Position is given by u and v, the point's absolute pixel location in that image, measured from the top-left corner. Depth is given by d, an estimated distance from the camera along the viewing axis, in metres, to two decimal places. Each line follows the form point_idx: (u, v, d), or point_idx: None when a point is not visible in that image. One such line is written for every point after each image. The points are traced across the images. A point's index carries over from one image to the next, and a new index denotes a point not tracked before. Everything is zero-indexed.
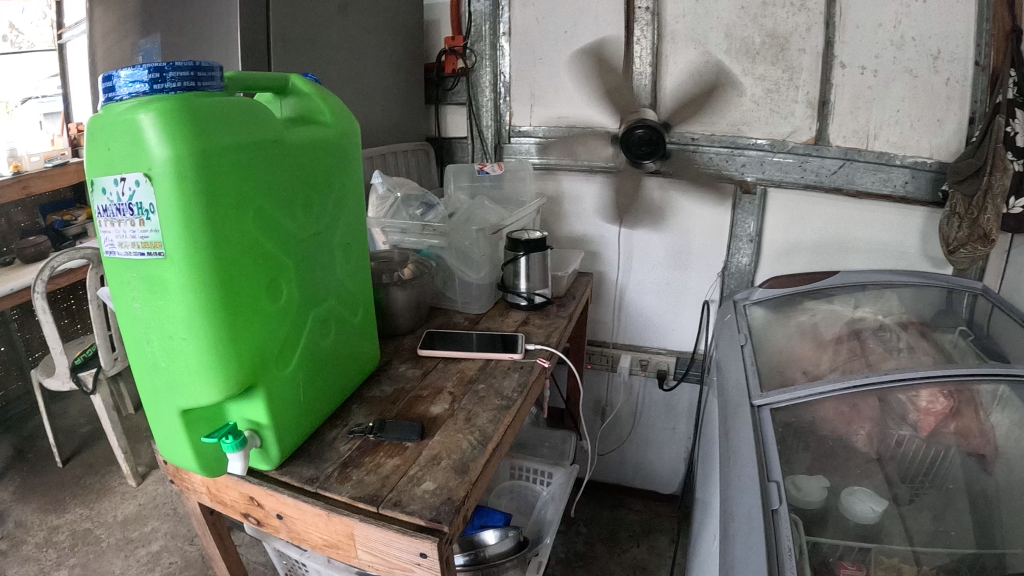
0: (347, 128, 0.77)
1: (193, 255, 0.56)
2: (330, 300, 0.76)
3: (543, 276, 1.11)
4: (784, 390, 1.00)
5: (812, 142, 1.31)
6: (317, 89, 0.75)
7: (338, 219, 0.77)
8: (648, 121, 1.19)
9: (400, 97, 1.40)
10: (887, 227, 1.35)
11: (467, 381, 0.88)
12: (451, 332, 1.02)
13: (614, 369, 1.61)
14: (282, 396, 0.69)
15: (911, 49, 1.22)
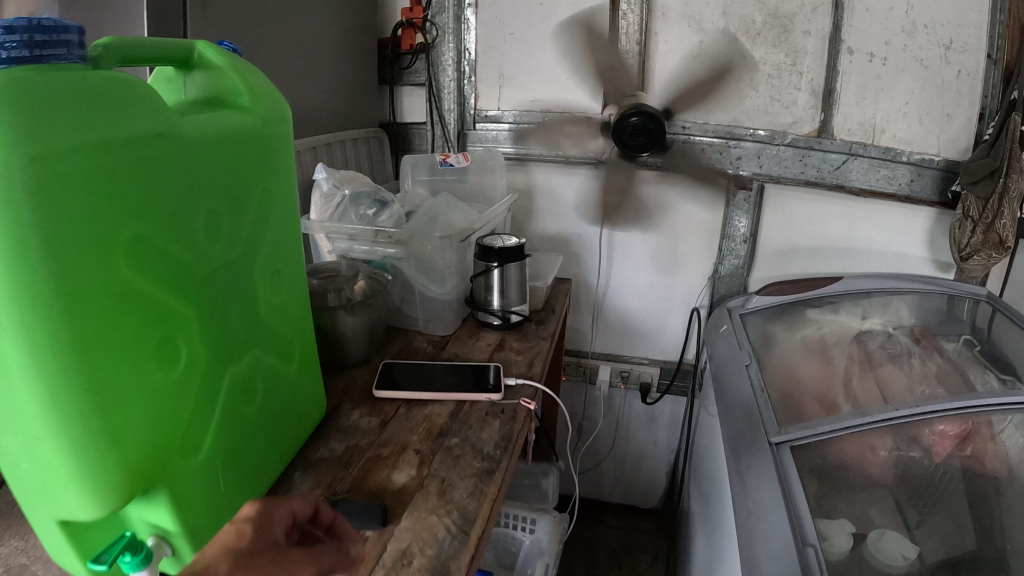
0: (274, 114, 0.57)
1: (36, 319, 0.36)
2: (255, 345, 0.57)
3: (520, 289, 0.94)
4: (804, 426, 0.86)
5: (814, 134, 1.18)
6: (231, 61, 0.55)
7: (263, 235, 0.57)
8: (647, 107, 1.00)
9: (347, 76, 1.20)
10: (889, 229, 1.24)
11: (436, 435, 0.70)
12: (411, 363, 0.84)
13: (592, 382, 1.46)
14: (196, 488, 0.50)
15: (922, 35, 1.12)
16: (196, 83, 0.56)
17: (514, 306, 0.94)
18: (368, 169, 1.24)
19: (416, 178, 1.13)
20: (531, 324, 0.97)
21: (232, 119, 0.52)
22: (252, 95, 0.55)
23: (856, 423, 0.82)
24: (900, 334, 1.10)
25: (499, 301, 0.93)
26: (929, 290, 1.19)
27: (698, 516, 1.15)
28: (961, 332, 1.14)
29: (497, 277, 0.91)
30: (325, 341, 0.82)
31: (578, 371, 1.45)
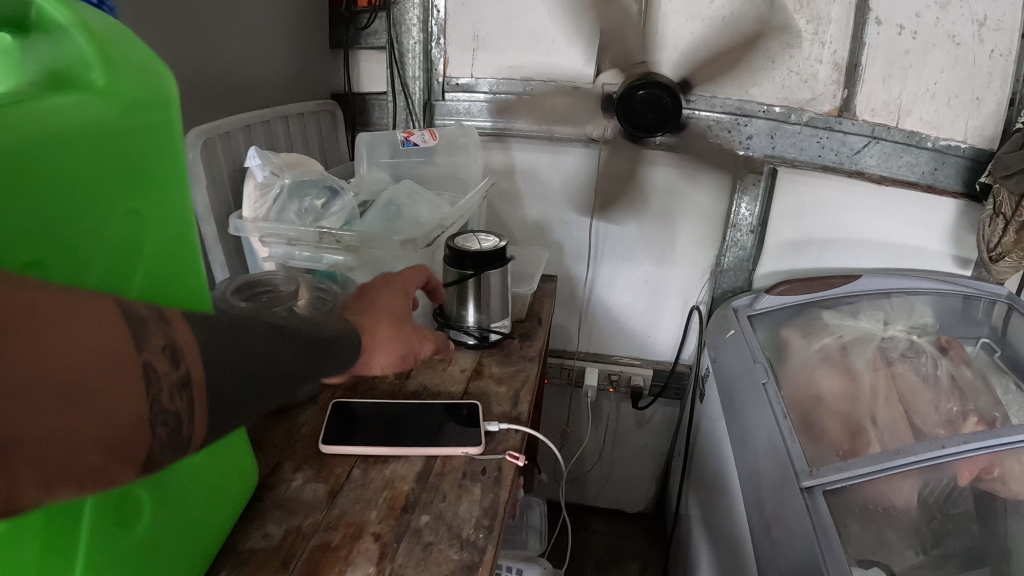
0: (148, 98, 0.40)
1: None
2: None
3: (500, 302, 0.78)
4: (839, 467, 0.73)
5: (835, 113, 1.04)
6: (80, 18, 0.37)
7: (136, 277, 0.40)
8: (657, 78, 0.88)
9: (289, 36, 1.01)
10: (908, 221, 1.11)
11: (400, 513, 0.56)
12: (372, 406, 0.69)
13: (580, 386, 1.34)
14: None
15: (956, 9, 0.96)
16: (31, 46, 0.38)
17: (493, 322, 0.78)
18: (320, 148, 1.07)
19: (373, 161, 0.96)
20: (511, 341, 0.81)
21: (76, 108, 0.35)
22: (110, 69, 0.37)
23: (892, 463, 0.72)
24: (925, 343, 0.99)
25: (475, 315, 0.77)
26: (949, 290, 1.04)
27: (701, 534, 1.07)
28: (978, 336, 1.01)
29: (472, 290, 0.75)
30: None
31: (563, 373, 1.33)
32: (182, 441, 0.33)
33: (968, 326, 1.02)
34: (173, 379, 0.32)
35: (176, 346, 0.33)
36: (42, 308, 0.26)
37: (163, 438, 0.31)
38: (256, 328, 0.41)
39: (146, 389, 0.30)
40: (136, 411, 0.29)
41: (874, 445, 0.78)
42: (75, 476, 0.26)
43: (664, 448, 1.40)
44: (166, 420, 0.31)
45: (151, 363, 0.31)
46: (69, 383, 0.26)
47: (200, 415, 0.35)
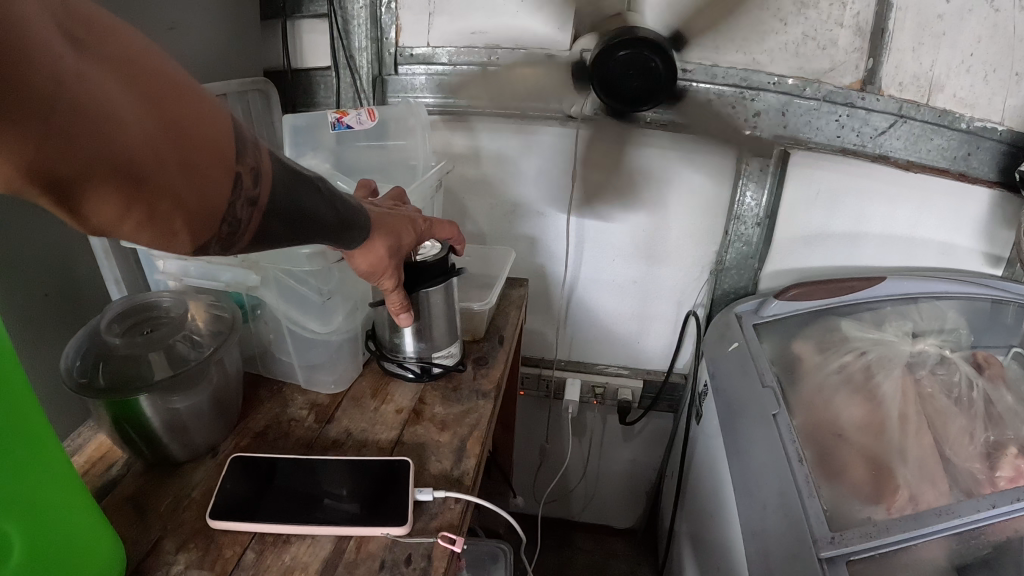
0: None
1: None
2: None
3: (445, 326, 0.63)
4: (870, 532, 0.58)
5: (857, 87, 0.87)
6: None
7: None
8: (643, 34, 0.71)
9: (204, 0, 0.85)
10: (937, 213, 0.95)
11: None
12: (277, 463, 0.55)
13: (559, 398, 1.19)
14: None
15: None
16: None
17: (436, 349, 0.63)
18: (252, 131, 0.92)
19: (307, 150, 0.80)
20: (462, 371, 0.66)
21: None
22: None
23: (928, 527, 0.58)
24: (958, 358, 0.84)
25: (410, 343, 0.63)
26: (977, 292, 0.89)
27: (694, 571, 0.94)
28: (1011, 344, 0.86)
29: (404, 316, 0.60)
30: (144, 437, 0.55)
31: (541, 385, 1.18)
32: (230, 242, 0.40)
33: (998, 333, 0.88)
34: (247, 189, 0.40)
35: (260, 171, 0.41)
36: (164, 84, 0.35)
37: (221, 230, 0.39)
38: (329, 200, 0.47)
39: (232, 188, 0.38)
40: (216, 196, 0.38)
41: (902, 495, 0.64)
42: (154, 214, 0.34)
43: (655, 463, 1.26)
44: (230, 220, 0.39)
45: (239, 172, 0.39)
46: (169, 138, 0.34)
47: (248, 231, 0.41)
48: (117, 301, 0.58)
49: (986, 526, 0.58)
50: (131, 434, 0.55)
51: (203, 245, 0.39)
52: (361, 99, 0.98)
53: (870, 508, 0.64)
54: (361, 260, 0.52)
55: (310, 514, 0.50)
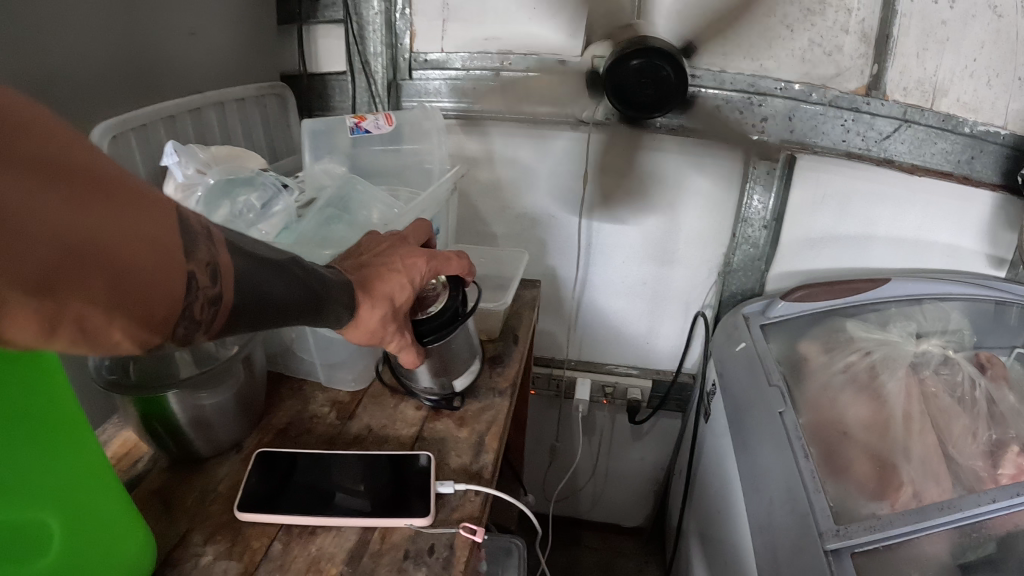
0: None
1: None
2: None
3: (461, 363, 0.62)
4: (873, 525, 0.60)
5: (863, 92, 0.89)
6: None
7: None
8: (654, 44, 0.73)
9: (223, 8, 0.87)
10: (941, 216, 0.97)
11: None
12: (302, 458, 0.57)
13: (569, 398, 1.21)
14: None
15: None
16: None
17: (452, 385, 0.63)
18: (270, 136, 0.94)
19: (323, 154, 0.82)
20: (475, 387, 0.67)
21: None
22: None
23: (929, 521, 0.59)
24: (962, 359, 0.85)
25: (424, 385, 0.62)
26: (981, 294, 0.91)
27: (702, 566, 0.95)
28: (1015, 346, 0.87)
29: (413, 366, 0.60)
30: (171, 433, 0.57)
31: (551, 385, 1.20)
32: (185, 340, 0.38)
33: (1001, 335, 0.89)
34: (206, 290, 0.37)
35: (219, 267, 0.38)
36: (103, 193, 0.32)
37: (174, 333, 0.36)
38: (299, 276, 0.45)
39: (184, 291, 0.36)
40: (168, 307, 0.35)
41: (906, 491, 0.65)
42: (101, 340, 0.32)
43: (662, 463, 1.28)
44: (187, 323, 0.37)
45: (196, 273, 0.36)
46: (104, 251, 0.31)
47: (209, 328, 0.39)
48: None
49: (986, 521, 0.59)
50: (158, 429, 0.57)
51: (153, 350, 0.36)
52: (376, 104, 1.00)
53: (874, 502, 0.65)
54: (353, 330, 0.52)
55: (335, 506, 0.52)
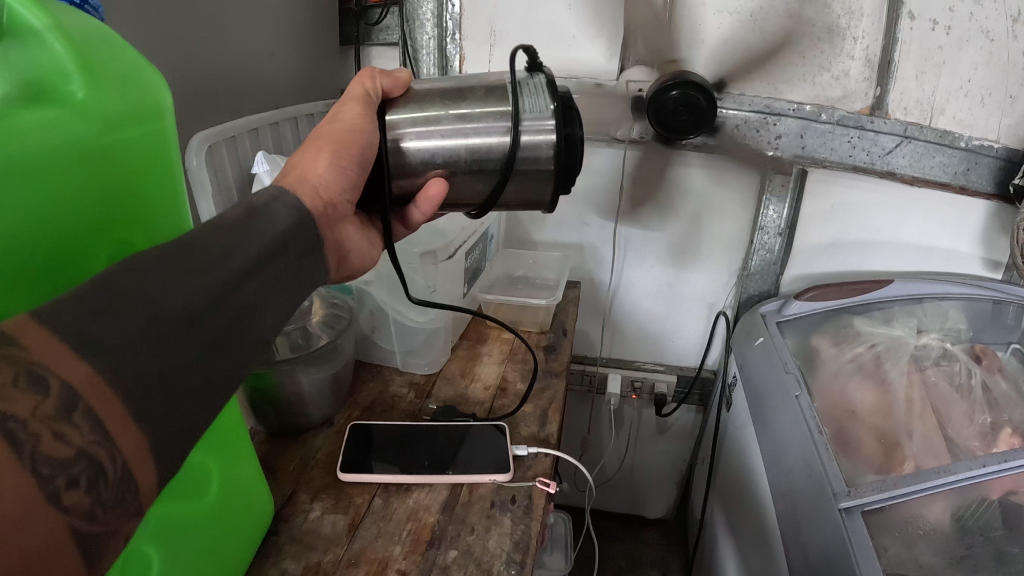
0: (135, 103, 0.41)
1: None
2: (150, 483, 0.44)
3: (459, 80, 0.61)
4: (881, 486, 0.70)
5: (866, 111, 0.99)
6: (55, 20, 0.37)
7: None
8: (691, 78, 0.85)
9: (293, 36, 0.97)
10: (940, 224, 1.07)
11: (425, 547, 0.56)
12: (393, 428, 0.70)
13: (601, 393, 1.31)
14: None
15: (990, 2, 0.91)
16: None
17: (494, 100, 0.58)
18: None
19: None
20: (556, 89, 0.59)
21: (43, 131, 0.35)
22: (91, 81, 0.38)
23: (929, 484, 0.69)
24: (958, 351, 0.95)
25: (471, 115, 0.57)
26: (979, 295, 1.00)
27: (727, 544, 1.04)
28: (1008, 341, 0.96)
29: (437, 123, 0.58)
30: (275, 406, 0.67)
31: (583, 380, 1.30)
32: (125, 475, 0.28)
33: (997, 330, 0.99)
34: (47, 410, 0.26)
35: (35, 366, 0.26)
36: None
37: (84, 500, 0.27)
38: (175, 250, 0.34)
39: (15, 452, 0.25)
40: (21, 495, 0.24)
41: (909, 464, 0.74)
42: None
43: (684, 455, 1.37)
44: (73, 476, 0.26)
45: (7, 411, 0.25)
46: None
47: (126, 436, 0.28)
48: None
49: (978, 486, 0.68)
50: (264, 404, 0.67)
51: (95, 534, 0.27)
52: None
53: (882, 472, 0.74)
54: (315, 165, 0.51)
55: (427, 468, 0.63)
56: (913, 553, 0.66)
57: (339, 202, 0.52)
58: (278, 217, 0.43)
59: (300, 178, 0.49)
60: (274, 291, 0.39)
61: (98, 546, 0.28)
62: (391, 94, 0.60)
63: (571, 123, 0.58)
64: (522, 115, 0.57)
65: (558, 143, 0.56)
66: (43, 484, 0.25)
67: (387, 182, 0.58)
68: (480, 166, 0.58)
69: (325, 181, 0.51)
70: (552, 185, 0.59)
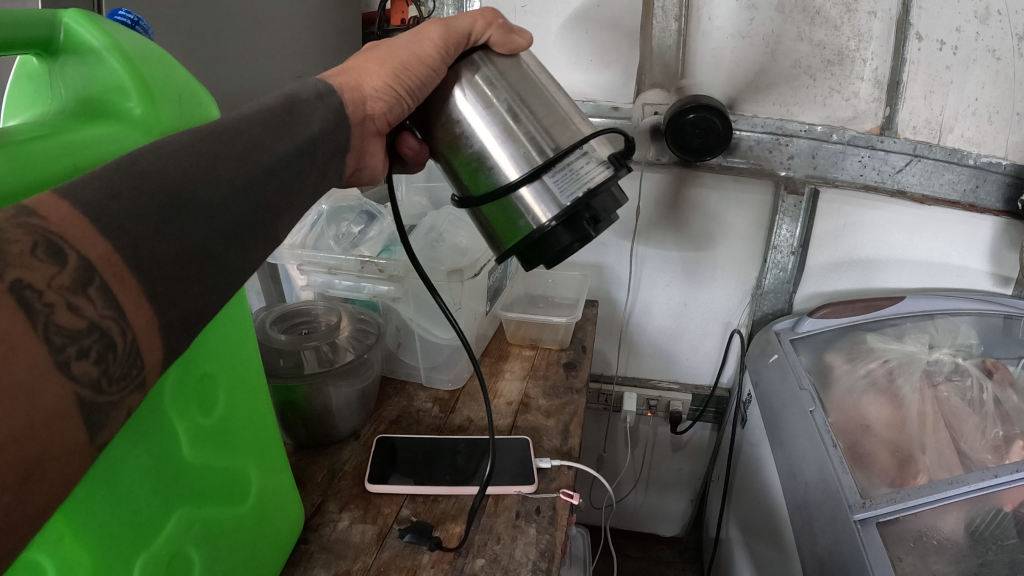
0: (187, 120, 0.44)
1: None
2: (200, 483, 0.46)
3: (549, 91, 0.55)
4: (893, 497, 0.72)
5: (876, 132, 1.01)
6: (113, 41, 0.41)
7: (215, 327, 0.47)
8: (706, 102, 0.88)
9: (321, 62, 1.01)
10: (951, 241, 1.09)
11: (452, 557, 0.57)
12: (418, 440, 0.72)
13: (617, 411, 1.32)
14: (96, 499, 0.36)
15: (996, 23, 0.94)
16: (66, 73, 0.42)
17: (555, 139, 0.53)
18: None
19: (410, 184, 0.95)
20: (604, 190, 0.53)
21: (105, 145, 0.38)
22: (147, 98, 0.41)
23: (941, 496, 0.70)
24: (970, 365, 0.96)
25: (517, 131, 0.53)
26: (989, 310, 1.02)
27: (744, 559, 1.05)
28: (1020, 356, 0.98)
29: (484, 108, 0.54)
30: (305, 419, 0.69)
31: (600, 399, 1.32)
32: (133, 350, 0.29)
33: (1010, 345, 1.00)
34: (64, 282, 0.26)
35: (53, 236, 0.26)
36: None
37: (93, 372, 0.27)
38: (197, 143, 0.35)
39: (31, 327, 0.25)
40: (29, 360, 0.24)
41: (921, 477, 0.76)
42: (12, 469, 0.23)
43: (699, 472, 1.38)
44: (84, 347, 0.26)
45: (23, 278, 0.25)
46: None
47: (138, 315, 0.29)
48: (278, 307, 0.73)
49: (989, 497, 0.70)
50: (293, 417, 0.69)
51: (100, 407, 0.27)
52: None
53: (895, 486, 0.76)
54: (370, 79, 0.53)
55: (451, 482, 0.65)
56: (926, 563, 0.68)
57: (379, 119, 0.55)
58: (301, 133, 0.43)
59: (348, 85, 0.52)
60: (280, 214, 0.39)
61: (104, 420, 0.28)
62: (494, 49, 0.56)
63: (574, 228, 0.53)
64: (545, 176, 0.52)
65: (543, 227, 0.52)
66: (54, 352, 0.25)
67: (428, 112, 0.58)
68: (480, 165, 0.55)
69: (373, 99, 0.53)
70: (510, 245, 0.56)
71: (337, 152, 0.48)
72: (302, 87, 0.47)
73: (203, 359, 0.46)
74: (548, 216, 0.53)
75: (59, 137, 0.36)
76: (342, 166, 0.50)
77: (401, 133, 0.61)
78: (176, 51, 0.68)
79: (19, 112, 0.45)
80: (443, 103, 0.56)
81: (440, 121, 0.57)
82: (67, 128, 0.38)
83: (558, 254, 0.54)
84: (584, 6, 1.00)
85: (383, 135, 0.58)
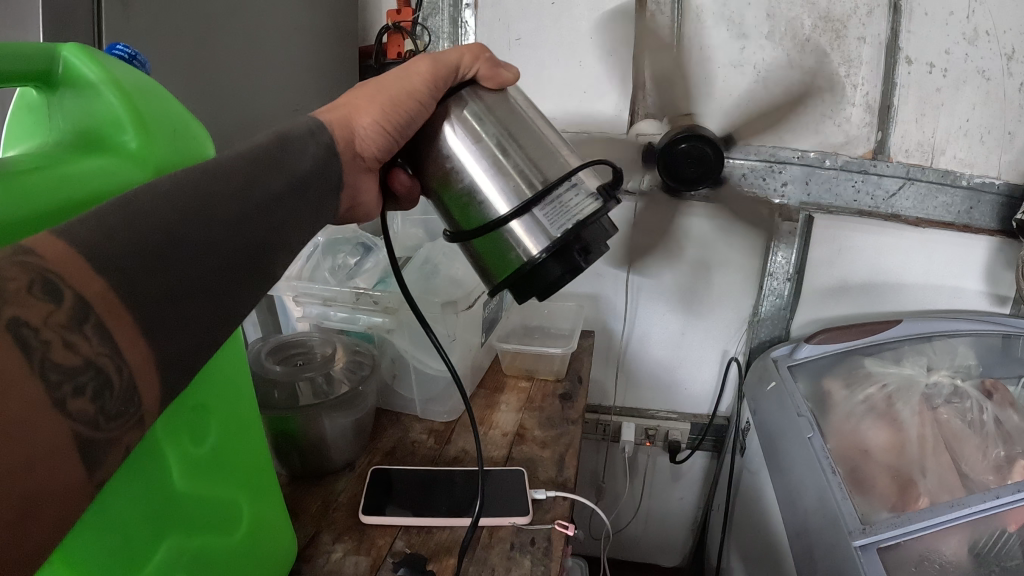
0: (182, 152, 0.45)
1: None
2: (195, 514, 0.46)
3: (536, 125, 0.56)
4: (894, 522, 0.71)
5: (869, 156, 1.01)
6: (109, 75, 0.41)
7: (212, 363, 0.48)
8: (701, 131, 0.88)
9: (318, 96, 1.02)
10: (947, 263, 1.09)
11: None
12: (414, 472, 0.72)
13: (616, 441, 1.32)
14: (86, 529, 0.36)
15: (984, 44, 0.95)
16: (63, 105, 0.42)
17: (543, 172, 0.53)
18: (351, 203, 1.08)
19: (406, 218, 0.96)
20: (593, 222, 0.52)
21: (103, 177, 0.38)
22: (144, 133, 0.41)
23: (944, 518, 0.69)
24: (969, 387, 0.95)
25: (505, 165, 0.54)
26: (987, 330, 1.02)
27: None
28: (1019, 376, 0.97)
29: (473, 143, 0.55)
30: (300, 451, 0.69)
31: (598, 429, 1.31)
32: (130, 387, 0.29)
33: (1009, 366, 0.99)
34: (59, 319, 0.26)
35: (51, 274, 0.27)
36: None
37: (90, 409, 0.27)
38: (190, 181, 0.35)
39: (25, 362, 0.25)
40: (28, 397, 0.24)
41: (922, 501, 0.75)
42: (9, 508, 0.23)
43: (700, 500, 1.37)
44: (79, 384, 0.26)
45: (20, 315, 0.25)
46: None
47: (134, 352, 0.29)
48: (273, 339, 0.73)
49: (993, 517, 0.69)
50: (287, 448, 0.69)
51: (99, 444, 0.27)
52: None
53: (897, 510, 0.75)
54: (360, 117, 0.54)
55: (445, 515, 0.65)
56: None
57: (369, 157, 0.55)
58: (292, 170, 0.44)
59: (339, 121, 0.53)
60: (274, 250, 0.40)
61: (102, 458, 0.27)
62: (481, 83, 0.56)
63: (564, 260, 0.53)
64: (534, 209, 0.52)
65: (533, 259, 0.52)
66: (50, 389, 0.25)
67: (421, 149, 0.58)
68: (471, 200, 0.55)
69: (363, 137, 0.54)
70: (501, 278, 0.55)
71: (330, 189, 0.49)
72: (295, 124, 0.48)
73: (200, 392, 0.46)
74: (537, 249, 0.52)
75: (55, 169, 0.36)
76: (333, 201, 0.50)
77: (392, 169, 0.61)
78: (174, 86, 0.68)
79: (18, 143, 0.46)
80: (433, 137, 0.57)
81: (430, 156, 0.57)
82: (61, 160, 0.38)
83: (552, 287, 0.54)
84: (577, 36, 1.01)
85: (374, 172, 0.58)
